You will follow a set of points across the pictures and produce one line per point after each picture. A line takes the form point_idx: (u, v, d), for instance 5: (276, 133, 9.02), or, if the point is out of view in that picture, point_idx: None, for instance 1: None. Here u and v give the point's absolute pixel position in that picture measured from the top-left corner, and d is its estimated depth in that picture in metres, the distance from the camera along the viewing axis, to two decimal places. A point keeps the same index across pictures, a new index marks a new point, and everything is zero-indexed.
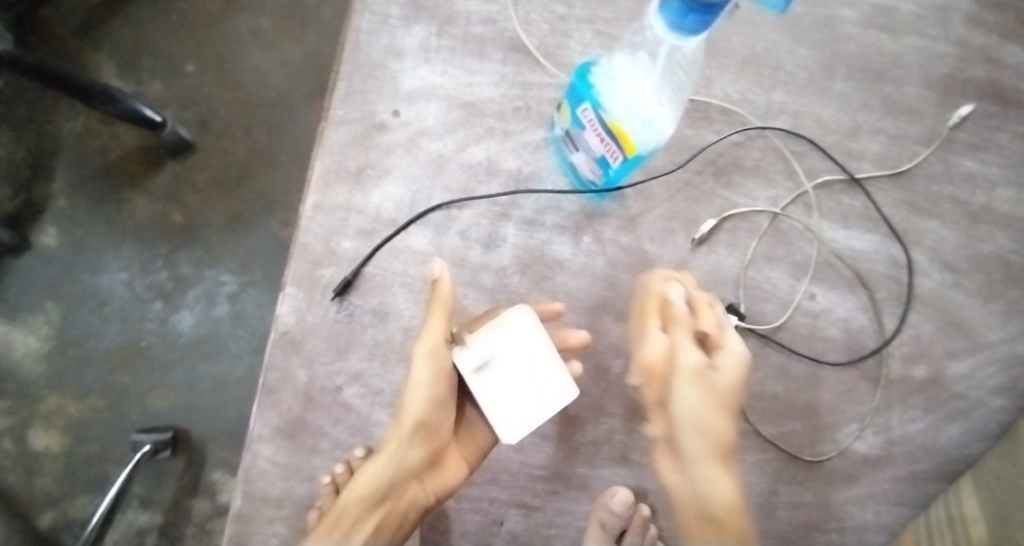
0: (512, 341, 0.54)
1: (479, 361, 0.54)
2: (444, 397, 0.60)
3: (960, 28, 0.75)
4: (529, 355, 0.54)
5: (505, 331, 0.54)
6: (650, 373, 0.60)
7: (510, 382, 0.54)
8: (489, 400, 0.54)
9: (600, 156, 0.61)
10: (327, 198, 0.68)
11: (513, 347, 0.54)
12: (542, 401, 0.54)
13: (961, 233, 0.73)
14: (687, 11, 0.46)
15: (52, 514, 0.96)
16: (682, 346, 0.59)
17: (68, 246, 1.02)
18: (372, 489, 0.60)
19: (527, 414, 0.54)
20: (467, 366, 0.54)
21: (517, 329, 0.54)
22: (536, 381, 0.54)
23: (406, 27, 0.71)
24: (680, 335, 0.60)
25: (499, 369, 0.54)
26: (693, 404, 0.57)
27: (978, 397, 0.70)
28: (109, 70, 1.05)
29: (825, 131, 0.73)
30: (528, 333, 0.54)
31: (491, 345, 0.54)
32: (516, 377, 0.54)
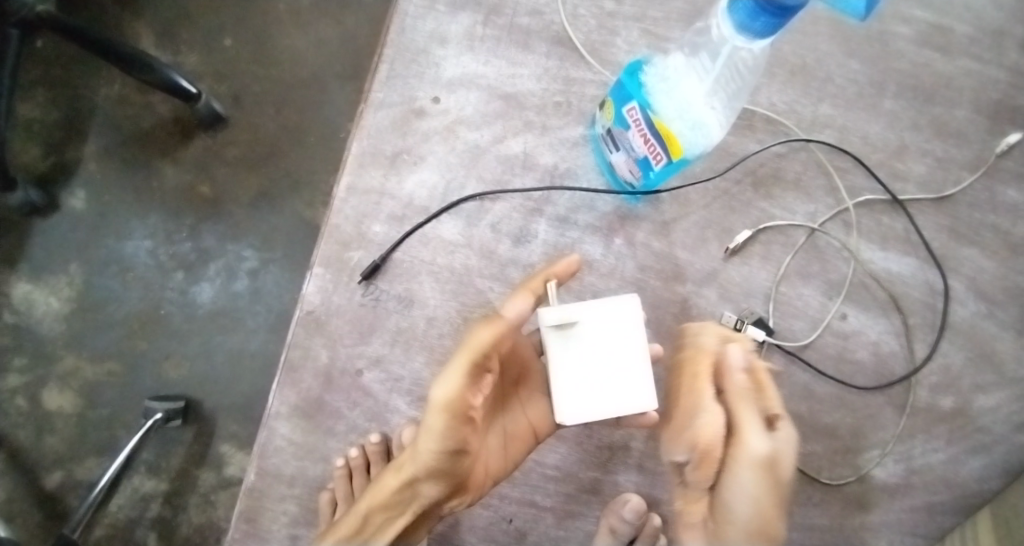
0: (603, 321, 0.53)
1: (565, 322, 0.53)
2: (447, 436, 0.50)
3: (1014, 54, 0.73)
4: (620, 344, 0.53)
5: (600, 305, 0.53)
6: (702, 453, 0.51)
7: (581, 351, 0.53)
8: (560, 370, 0.52)
9: (642, 157, 0.60)
10: (362, 181, 0.67)
11: (602, 326, 0.53)
12: (618, 394, 0.53)
13: (999, 264, 0.71)
14: (758, 13, 0.45)
15: (60, 473, 0.97)
16: (750, 429, 0.50)
17: (95, 210, 1.02)
18: (385, 498, 0.54)
19: (595, 399, 0.53)
20: (549, 329, 0.53)
21: (612, 310, 0.53)
22: (617, 369, 0.53)
23: (451, 14, 0.71)
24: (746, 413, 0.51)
25: (585, 341, 0.53)
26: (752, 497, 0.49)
27: (1004, 432, 0.69)
28: (148, 39, 1.06)
29: (870, 148, 0.71)
30: (625, 320, 0.53)
31: (582, 318, 0.53)
32: (595, 355, 0.53)
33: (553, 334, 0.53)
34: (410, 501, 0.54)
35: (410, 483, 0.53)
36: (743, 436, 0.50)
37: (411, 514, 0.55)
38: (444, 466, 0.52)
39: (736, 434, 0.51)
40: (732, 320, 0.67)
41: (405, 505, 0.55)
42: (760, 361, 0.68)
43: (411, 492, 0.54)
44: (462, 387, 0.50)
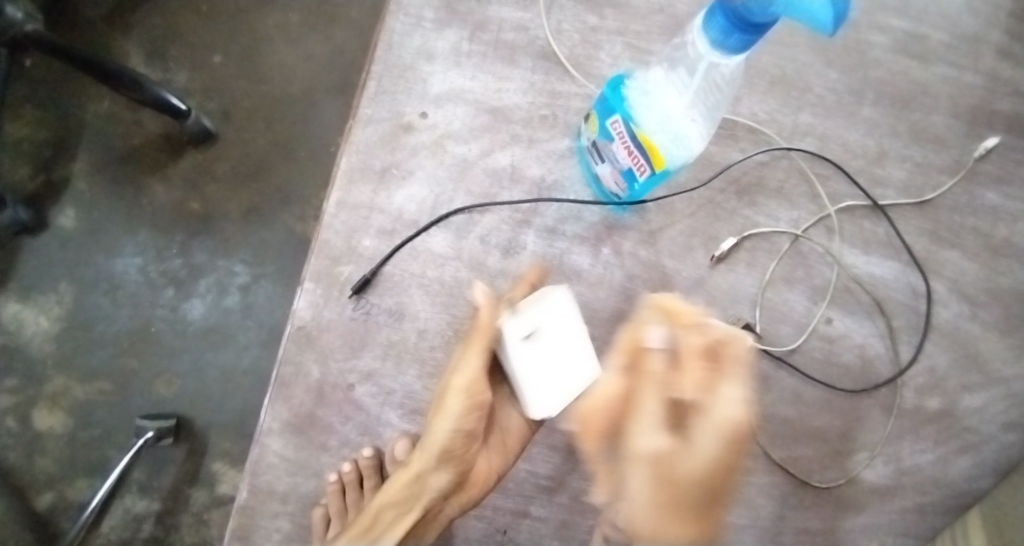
0: (552, 318, 0.58)
1: (528, 332, 0.58)
2: (473, 422, 0.59)
3: (990, 60, 0.75)
4: (570, 335, 0.59)
5: (550, 306, 0.58)
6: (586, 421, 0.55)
7: (545, 351, 0.58)
8: (525, 373, 0.58)
9: (627, 168, 0.61)
10: (351, 196, 0.68)
11: (554, 322, 0.58)
12: (574, 378, 0.58)
13: (980, 266, 0.72)
14: (731, 29, 0.47)
15: (50, 494, 0.96)
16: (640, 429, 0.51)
17: (84, 228, 1.02)
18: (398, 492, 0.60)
19: (558, 388, 0.58)
20: (512, 337, 0.58)
21: (556, 304, 0.58)
22: (574, 360, 0.58)
23: (438, 30, 0.72)
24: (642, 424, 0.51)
25: (546, 342, 0.58)
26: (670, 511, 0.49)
27: (990, 431, 0.70)
28: (136, 57, 1.06)
29: (851, 155, 0.73)
30: (570, 313, 0.59)
31: (537, 320, 0.58)
32: (556, 352, 0.58)
33: (517, 334, 0.58)
34: (418, 495, 0.60)
35: (418, 476, 0.59)
36: (628, 438, 0.50)
37: (417, 511, 0.61)
38: (452, 451, 0.59)
39: (630, 434, 0.52)
40: None
41: (416, 500, 0.61)
42: (748, 367, 0.69)
43: (421, 485, 0.60)
44: (477, 372, 0.58)
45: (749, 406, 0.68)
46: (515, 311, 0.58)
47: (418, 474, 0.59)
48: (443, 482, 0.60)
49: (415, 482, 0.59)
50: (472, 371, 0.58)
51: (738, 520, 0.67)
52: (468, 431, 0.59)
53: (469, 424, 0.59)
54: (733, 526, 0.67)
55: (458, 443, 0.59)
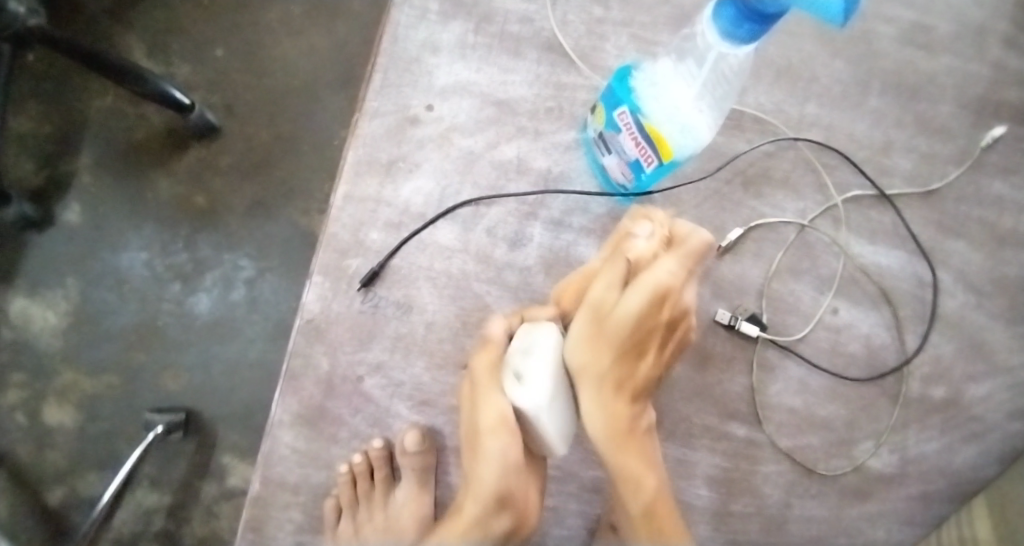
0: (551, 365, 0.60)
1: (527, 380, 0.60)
2: (515, 460, 0.60)
3: (997, 48, 0.75)
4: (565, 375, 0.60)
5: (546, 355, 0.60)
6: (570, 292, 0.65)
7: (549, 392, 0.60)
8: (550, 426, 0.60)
9: (634, 160, 0.61)
10: (358, 189, 0.68)
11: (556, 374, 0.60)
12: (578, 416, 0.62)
13: (986, 255, 0.72)
14: (740, 20, 0.47)
15: (60, 488, 0.97)
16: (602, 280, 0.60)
17: (90, 223, 1.02)
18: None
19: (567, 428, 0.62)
20: (529, 404, 0.59)
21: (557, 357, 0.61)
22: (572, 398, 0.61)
23: (443, 23, 0.72)
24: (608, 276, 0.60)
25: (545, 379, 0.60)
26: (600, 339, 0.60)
27: (996, 420, 0.70)
28: (140, 51, 1.06)
29: (857, 145, 0.73)
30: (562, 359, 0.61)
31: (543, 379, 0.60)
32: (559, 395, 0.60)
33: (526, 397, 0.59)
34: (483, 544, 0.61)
35: (479, 525, 0.61)
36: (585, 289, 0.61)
37: None
38: (505, 493, 0.60)
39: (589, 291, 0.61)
40: (727, 316, 0.68)
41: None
42: (755, 357, 0.69)
43: (485, 530, 0.61)
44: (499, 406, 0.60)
45: (756, 395, 0.69)
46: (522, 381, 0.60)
47: (478, 522, 0.61)
48: (506, 522, 0.61)
49: (478, 529, 0.61)
50: (499, 407, 0.60)
51: (745, 509, 0.68)
52: (512, 469, 0.60)
53: (512, 462, 0.60)
54: (741, 514, 0.68)
55: (507, 482, 0.60)
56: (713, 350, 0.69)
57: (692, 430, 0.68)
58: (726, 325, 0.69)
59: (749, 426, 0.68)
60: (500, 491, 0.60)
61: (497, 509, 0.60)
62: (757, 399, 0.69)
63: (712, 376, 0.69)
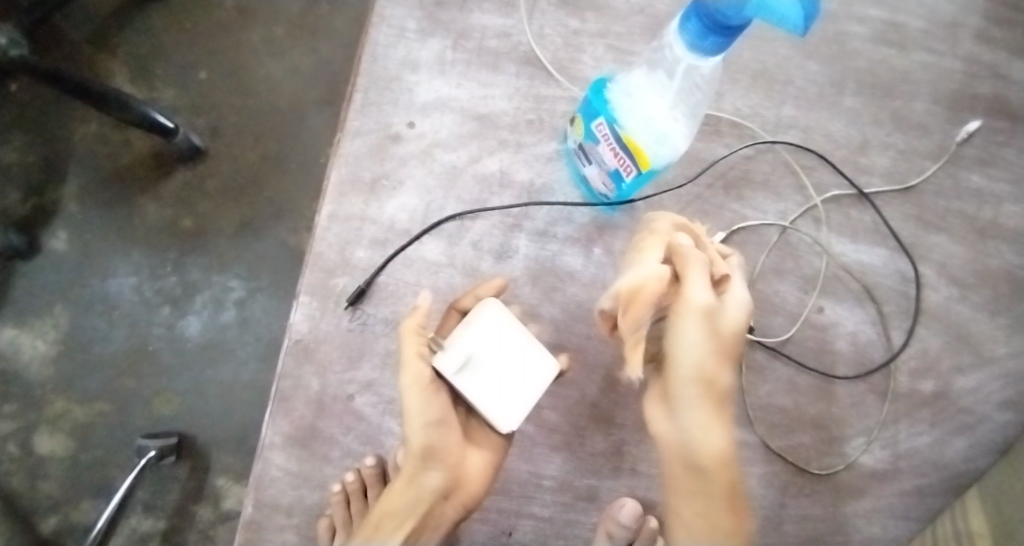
0: (483, 335, 0.56)
1: (462, 358, 0.55)
2: (438, 414, 0.59)
3: (968, 45, 0.76)
4: (501, 343, 0.56)
5: (474, 327, 0.56)
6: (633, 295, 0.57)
7: (483, 365, 0.55)
8: (478, 395, 0.55)
9: (613, 170, 0.62)
10: (343, 208, 0.69)
11: (485, 342, 0.56)
12: (524, 385, 0.55)
13: (967, 248, 0.73)
14: (706, 33, 0.48)
15: (54, 518, 0.96)
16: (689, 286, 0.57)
17: (77, 250, 1.02)
18: (397, 506, 0.60)
19: (513, 397, 0.55)
20: (450, 371, 0.55)
21: (485, 325, 0.56)
22: (514, 363, 0.55)
23: (422, 40, 0.72)
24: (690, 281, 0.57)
25: (473, 348, 0.56)
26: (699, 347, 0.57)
27: (985, 411, 0.71)
28: (122, 77, 1.06)
29: (834, 146, 0.74)
30: (498, 324, 0.56)
31: (467, 345, 0.56)
32: (496, 367, 0.55)
33: (451, 361, 0.56)
34: (415, 503, 0.60)
35: (410, 481, 0.60)
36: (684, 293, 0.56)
37: (417, 518, 0.60)
38: (432, 446, 0.59)
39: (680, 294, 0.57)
40: None
41: (418, 510, 0.60)
42: (743, 359, 0.70)
43: (417, 487, 0.60)
44: (423, 363, 0.57)
45: (746, 397, 0.69)
46: (444, 346, 0.56)
47: (411, 479, 0.60)
48: (436, 478, 0.60)
49: (411, 486, 0.60)
50: (417, 370, 0.57)
51: None
52: (440, 421, 0.60)
53: (437, 414, 0.59)
54: None
55: (434, 434, 0.59)
56: None
57: None
58: None
59: (741, 428, 0.69)
60: (427, 445, 0.59)
61: (425, 462, 0.60)
62: (748, 400, 0.69)
63: None
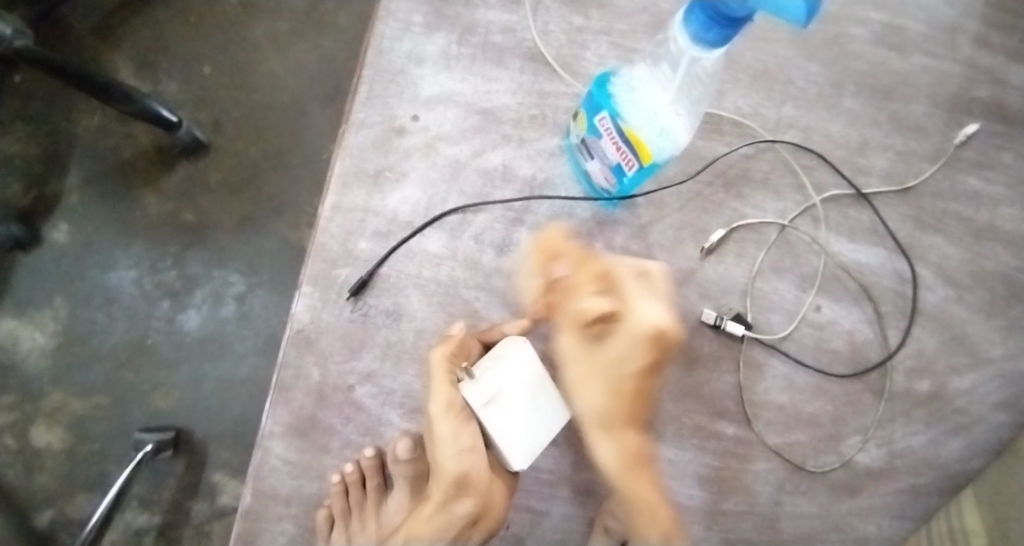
0: (505, 372, 0.60)
1: (487, 396, 0.60)
2: (473, 441, 0.63)
3: (967, 49, 0.77)
4: (523, 380, 0.60)
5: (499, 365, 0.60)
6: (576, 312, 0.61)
7: (508, 403, 0.59)
8: (498, 431, 0.59)
9: (615, 164, 0.63)
10: (346, 199, 0.69)
11: (511, 380, 0.60)
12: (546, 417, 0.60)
13: (964, 249, 0.74)
14: (710, 24, 0.48)
15: (50, 511, 0.96)
16: (639, 305, 0.59)
17: (78, 243, 1.02)
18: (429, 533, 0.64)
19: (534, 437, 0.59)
20: (476, 402, 0.60)
21: (516, 361, 0.60)
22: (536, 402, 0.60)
23: (427, 35, 0.73)
24: (638, 301, 0.60)
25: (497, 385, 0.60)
26: (628, 355, 0.60)
27: (981, 411, 0.71)
28: (126, 70, 1.07)
29: (833, 146, 0.74)
30: (523, 363, 0.60)
31: (496, 381, 0.60)
32: (521, 402, 0.59)
33: (475, 394, 0.60)
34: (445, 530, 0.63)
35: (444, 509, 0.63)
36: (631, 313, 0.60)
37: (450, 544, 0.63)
38: (463, 473, 0.62)
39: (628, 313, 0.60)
40: (712, 317, 0.69)
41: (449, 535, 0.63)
42: (740, 355, 0.70)
43: (448, 513, 0.63)
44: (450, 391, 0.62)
45: (744, 394, 0.70)
46: (471, 377, 0.60)
47: (442, 504, 0.64)
48: (466, 506, 0.62)
49: (442, 512, 0.63)
50: (445, 397, 0.62)
51: (737, 507, 0.68)
52: (472, 450, 0.62)
53: (468, 443, 0.62)
54: (733, 512, 0.68)
55: (464, 462, 0.62)
56: (700, 350, 0.70)
57: (681, 430, 0.69)
58: (711, 325, 0.69)
59: (738, 424, 0.69)
60: (457, 473, 0.62)
61: (456, 489, 0.63)
62: (745, 398, 0.70)
63: (699, 375, 0.69)
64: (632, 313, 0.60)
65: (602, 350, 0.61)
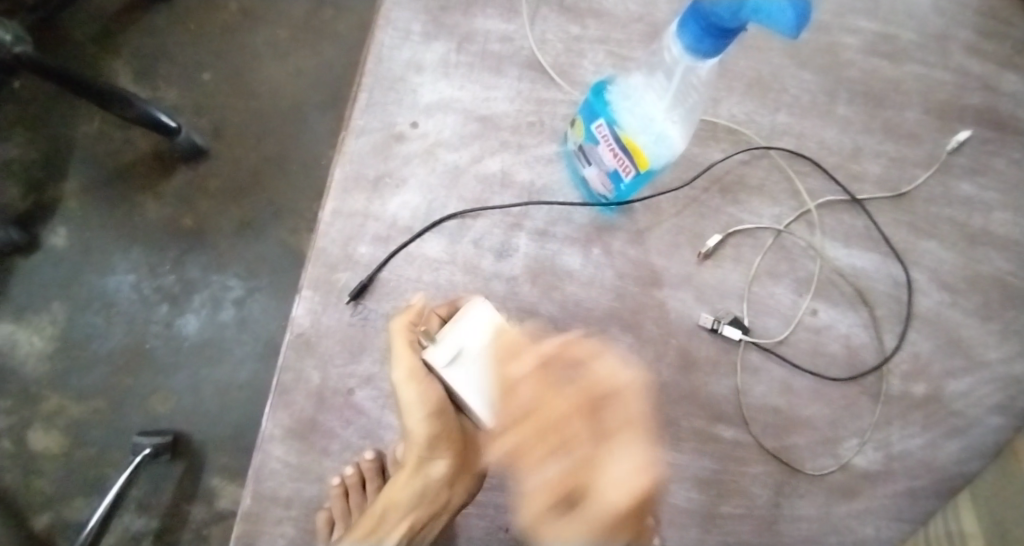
0: (469, 332, 0.58)
1: (450, 354, 0.58)
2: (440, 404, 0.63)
3: (959, 57, 0.78)
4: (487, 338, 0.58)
5: (461, 325, 0.58)
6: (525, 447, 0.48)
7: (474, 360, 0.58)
8: (466, 390, 0.57)
9: (612, 170, 0.64)
10: (346, 204, 0.70)
11: (476, 340, 0.58)
12: None
13: (959, 254, 0.75)
14: (703, 35, 0.49)
15: (47, 515, 0.96)
16: (606, 471, 0.44)
17: (77, 247, 1.03)
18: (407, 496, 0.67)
19: None
20: (439, 364, 0.58)
21: (474, 319, 0.58)
22: None
23: (425, 43, 0.74)
24: (605, 457, 0.45)
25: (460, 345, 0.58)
26: (598, 541, 0.44)
27: (976, 415, 0.72)
28: (126, 76, 1.07)
29: (828, 152, 0.75)
30: (484, 320, 0.58)
31: (458, 340, 0.58)
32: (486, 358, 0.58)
33: (436, 356, 0.58)
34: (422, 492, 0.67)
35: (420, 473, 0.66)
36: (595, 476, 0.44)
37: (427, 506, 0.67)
38: (435, 435, 0.64)
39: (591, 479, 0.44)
40: (709, 320, 0.70)
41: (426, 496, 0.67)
42: (737, 359, 0.71)
43: (423, 476, 0.66)
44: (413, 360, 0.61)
45: (741, 397, 0.70)
46: (434, 340, 0.59)
47: (416, 466, 0.66)
48: (442, 466, 0.66)
49: (417, 475, 0.67)
50: (409, 363, 0.61)
51: (735, 509, 0.69)
52: (440, 411, 0.64)
53: (434, 406, 0.63)
54: (731, 515, 0.69)
55: (433, 424, 0.64)
56: (697, 354, 0.70)
57: (680, 433, 0.69)
58: (709, 328, 0.70)
59: (735, 427, 0.70)
60: (429, 435, 0.64)
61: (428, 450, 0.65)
62: (742, 401, 0.70)
63: (697, 378, 0.70)
64: (598, 482, 0.44)
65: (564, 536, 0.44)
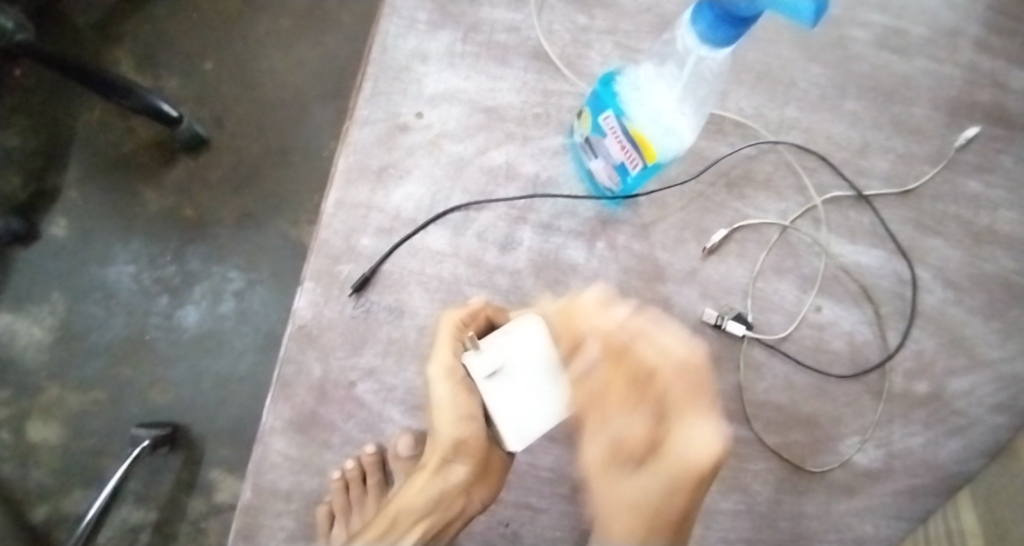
0: (518, 349, 0.55)
1: (492, 368, 0.55)
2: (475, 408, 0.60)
3: (968, 53, 0.77)
4: (533, 362, 0.55)
5: (510, 338, 0.56)
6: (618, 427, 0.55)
7: (514, 382, 0.55)
8: (498, 408, 0.55)
9: (620, 163, 0.63)
10: (349, 196, 0.69)
11: (523, 358, 0.55)
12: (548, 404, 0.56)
13: (964, 252, 0.74)
14: (719, 22, 0.49)
15: (45, 506, 0.96)
16: (686, 429, 0.52)
17: (77, 237, 1.02)
18: (421, 501, 0.63)
19: (532, 423, 0.56)
20: (479, 375, 0.55)
21: (527, 339, 0.56)
22: (542, 384, 0.55)
23: (432, 32, 0.73)
24: (686, 418, 0.53)
25: (506, 360, 0.55)
26: (672, 493, 0.53)
27: (978, 414, 0.72)
28: (128, 65, 1.07)
29: (834, 148, 0.75)
30: (537, 343, 0.56)
31: (504, 354, 0.55)
32: (527, 381, 0.55)
33: (478, 364, 0.55)
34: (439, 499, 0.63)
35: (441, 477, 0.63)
36: (681, 435, 0.53)
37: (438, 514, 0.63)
38: (462, 440, 0.61)
39: (671, 432, 0.53)
40: (713, 316, 0.69)
41: (441, 504, 0.63)
42: (741, 356, 0.70)
43: (442, 481, 0.63)
44: (452, 360, 0.58)
45: (743, 393, 0.70)
46: (478, 347, 0.56)
47: (437, 469, 0.63)
48: (461, 472, 0.62)
49: (436, 478, 0.63)
50: (450, 366, 0.58)
51: (735, 506, 0.69)
52: (471, 419, 0.60)
53: (467, 409, 0.60)
54: (731, 512, 0.69)
55: (463, 429, 0.60)
56: None
57: None
58: (713, 324, 0.70)
59: (737, 424, 0.70)
60: (455, 439, 0.61)
61: (452, 454, 0.62)
62: (744, 397, 0.70)
63: None
64: (679, 436, 0.53)
65: (637, 476, 0.55)
